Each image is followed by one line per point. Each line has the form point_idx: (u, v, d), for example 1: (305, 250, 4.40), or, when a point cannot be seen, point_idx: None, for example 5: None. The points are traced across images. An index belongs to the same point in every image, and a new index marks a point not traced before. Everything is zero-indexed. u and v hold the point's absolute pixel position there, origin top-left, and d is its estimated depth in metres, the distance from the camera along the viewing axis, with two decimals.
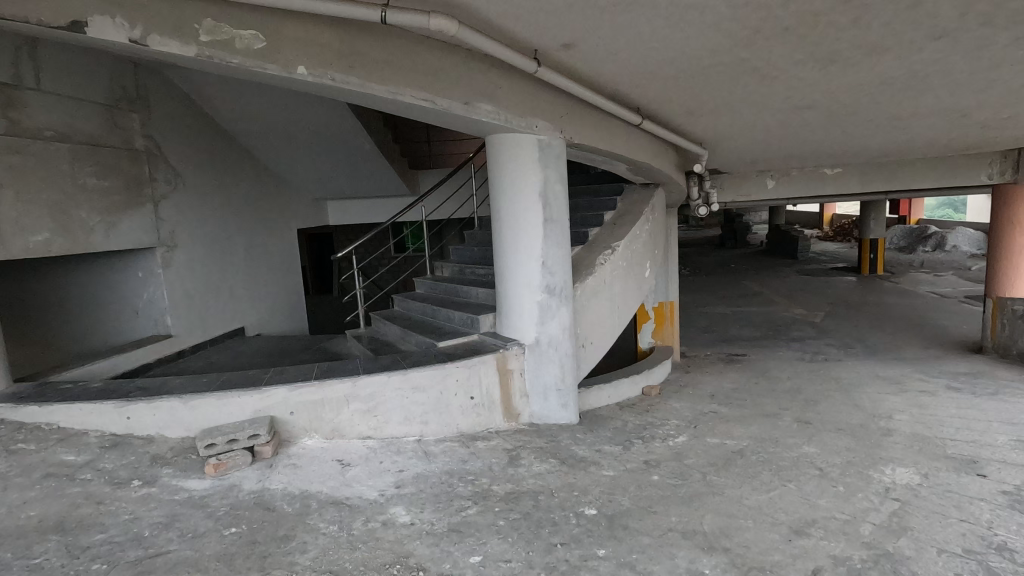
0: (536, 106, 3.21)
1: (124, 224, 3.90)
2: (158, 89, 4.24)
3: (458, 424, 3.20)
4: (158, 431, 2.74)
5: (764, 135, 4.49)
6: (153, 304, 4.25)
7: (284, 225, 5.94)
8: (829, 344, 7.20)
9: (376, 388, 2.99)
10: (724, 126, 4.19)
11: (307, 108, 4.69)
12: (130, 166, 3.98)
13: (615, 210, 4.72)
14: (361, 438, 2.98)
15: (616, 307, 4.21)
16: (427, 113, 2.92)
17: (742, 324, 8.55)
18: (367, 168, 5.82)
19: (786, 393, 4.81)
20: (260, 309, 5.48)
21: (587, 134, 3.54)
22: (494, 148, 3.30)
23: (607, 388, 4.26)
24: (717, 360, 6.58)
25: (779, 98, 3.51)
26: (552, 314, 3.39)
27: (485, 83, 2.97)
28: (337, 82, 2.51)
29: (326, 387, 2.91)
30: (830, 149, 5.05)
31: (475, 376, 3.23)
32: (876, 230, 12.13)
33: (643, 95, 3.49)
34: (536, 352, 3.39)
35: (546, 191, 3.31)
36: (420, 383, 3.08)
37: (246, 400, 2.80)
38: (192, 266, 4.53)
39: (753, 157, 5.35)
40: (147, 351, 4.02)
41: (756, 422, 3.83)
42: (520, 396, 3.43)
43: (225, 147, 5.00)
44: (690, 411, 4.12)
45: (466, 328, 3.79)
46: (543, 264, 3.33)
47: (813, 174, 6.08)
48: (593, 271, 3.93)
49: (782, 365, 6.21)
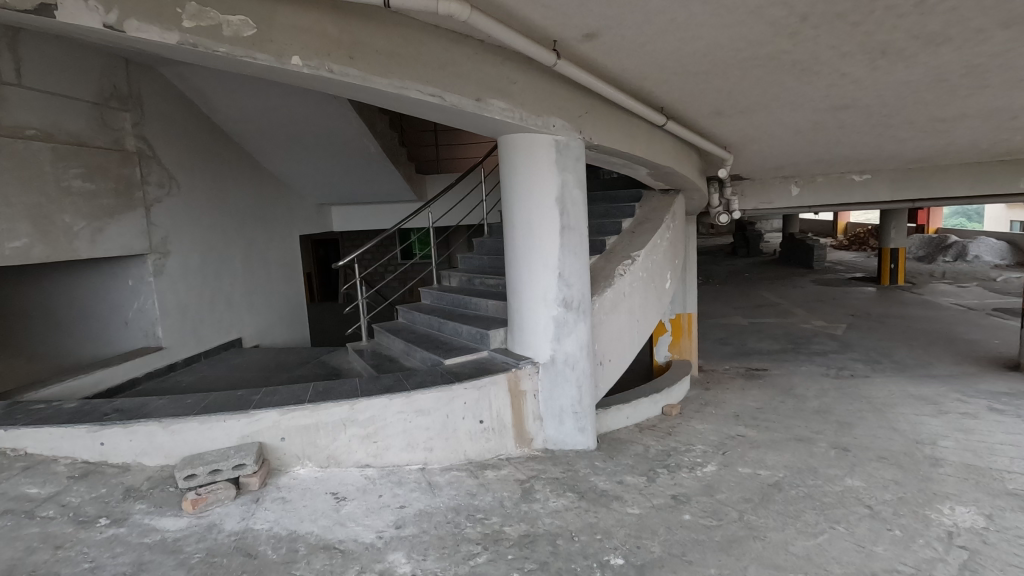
0: (553, 104, 2.94)
1: (112, 229, 3.66)
2: (153, 88, 4.02)
3: (466, 451, 2.92)
4: (135, 459, 2.49)
5: (794, 138, 4.20)
6: (143, 315, 4.01)
7: (285, 231, 5.71)
8: (854, 359, 6.85)
9: (377, 411, 2.72)
10: (753, 127, 3.91)
11: (310, 106, 4.45)
12: (120, 168, 3.74)
13: (633, 218, 4.44)
14: (358, 466, 2.71)
15: (636, 322, 3.92)
16: (434, 111, 2.66)
17: (760, 337, 8.22)
18: (372, 172, 5.57)
19: (816, 414, 4.49)
20: (258, 319, 5.23)
21: (607, 135, 3.27)
22: (506, 149, 3.04)
23: (625, 409, 3.96)
24: (737, 375, 6.27)
25: (818, 97, 3.23)
26: (568, 330, 3.10)
27: (499, 78, 2.71)
28: (335, 74, 2.25)
29: (321, 410, 2.65)
30: (862, 154, 4.76)
31: (484, 398, 2.96)
32: (896, 239, 11.76)
33: (669, 93, 3.22)
34: (550, 372, 3.12)
35: (563, 196, 3.04)
36: (425, 405, 2.80)
37: (232, 424, 2.55)
38: (186, 274, 4.29)
39: (779, 162, 5.06)
40: (134, 365, 3.77)
41: (789, 448, 3.51)
42: (533, 419, 3.15)
43: (223, 151, 4.77)
44: (716, 434, 3.82)
45: (475, 344, 3.52)
46: (560, 275, 3.06)
47: (839, 180, 5.78)
48: (612, 283, 3.65)
49: (807, 382, 5.89)
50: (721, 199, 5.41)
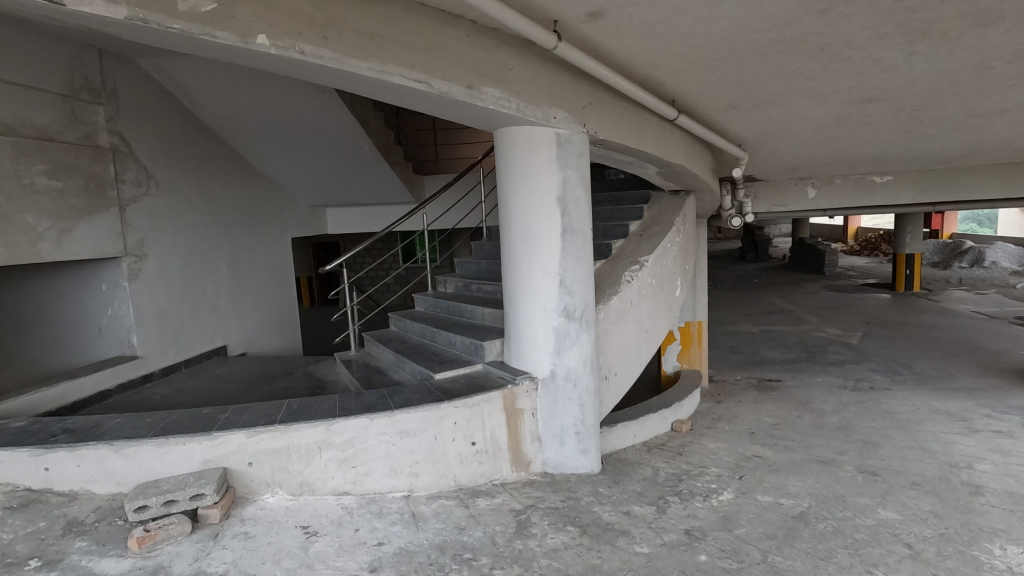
0: (555, 94, 2.67)
1: (81, 230, 3.41)
2: (130, 80, 3.78)
3: (456, 476, 2.65)
4: (82, 486, 2.24)
5: (815, 135, 3.90)
6: (117, 321, 3.76)
7: (275, 233, 5.47)
8: (872, 369, 6.52)
9: (356, 433, 2.45)
10: (771, 123, 3.62)
11: (298, 102, 4.20)
12: (91, 165, 3.50)
13: (641, 220, 4.16)
14: (335, 494, 2.44)
15: (644, 332, 3.64)
16: (422, 100, 2.38)
17: (772, 346, 7.89)
18: (366, 172, 5.32)
19: (838, 432, 4.18)
20: (246, 326, 4.98)
21: (614, 129, 2.99)
22: (502, 144, 2.77)
23: (632, 426, 3.68)
24: (749, 387, 5.95)
25: (846, 87, 2.94)
26: (570, 342, 2.82)
27: (493, 63, 2.43)
28: (307, 56, 1.97)
29: (293, 432, 2.37)
30: (886, 153, 4.46)
31: (477, 418, 2.68)
32: (912, 245, 11.39)
33: (682, 83, 2.93)
34: (550, 389, 2.83)
35: (565, 196, 2.76)
36: (410, 426, 2.53)
37: (192, 447, 2.28)
38: (164, 279, 4.04)
39: (796, 163, 4.77)
40: (106, 376, 3.52)
41: (812, 472, 3.21)
42: (531, 440, 2.86)
43: (208, 148, 4.53)
44: (730, 455, 3.52)
45: (469, 356, 3.25)
46: (561, 282, 2.78)
47: (859, 182, 5.47)
48: (618, 290, 3.37)
49: (823, 394, 5.58)
50: (733, 202, 5.12)
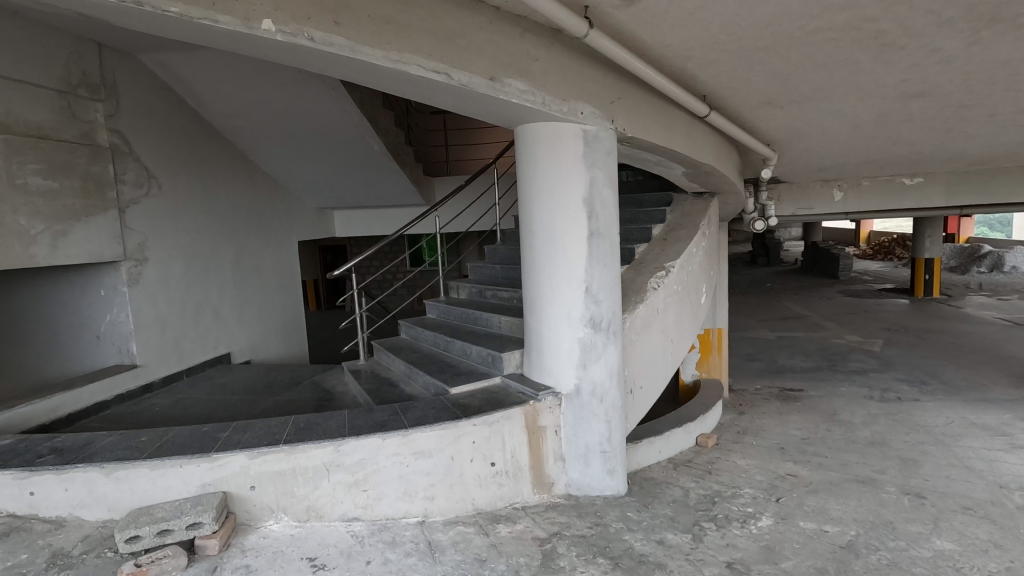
0: (581, 87, 2.47)
1: (78, 232, 3.24)
2: (131, 76, 3.62)
3: (474, 499, 2.45)
4: (71, 512, 2.06)
5: (849, 134, 3.70)
6: (116, 328, 3.58)
7: (282, 236, 5.30)
8: (898, 379, 6.28)
9: (367, 453, 2.26)
10: (805, 121, 3.41)
11: (305, 100, 4.03)
12: (89, 165, 3.33)
13: (664, 224, 3.96)
14: (345, 521, 2.25)
15: (669, 342, 3.44)
16: (440, 92, 2.20)
17: (791, 353, 7.66)
18: (376, 173, 5.14)
19: (873, 448, 3.96)
20: (250, 333, 4.81)
21: (643, 125, 2.79)
22: (524, 141, 2.58)
23: (657, 441, 3.48)
24: (771, 397, 5.73)
25: (893, 81, 2.73)
26: (596, 354, 2.62)
27: (517, 53, 2.24)
28: (317, 43, 1.78)
29: (299, 453, 2.18)
30: (922, 153, 4.24)
31: (496, 436, 2.48)
32: (931, 249, 11.12)
33: (716, 76, 2.73)
34: (575, 404, 2.63)
35: (591, 196, 2.57)
36: (425, 446, 2.33)
37: (190, 470, 2.09)
38: (166, 284, 3.87)
39: (825, 163, 4.56)
40: (103, 387, 3.35)
41: (853, 495, 3.00)
42: (554, 460, 2.66)
43: (213, 148, 4.37)
44: (763, 474, 3.30)
45: (485, 368, 3.06)
46: (586, 289, 2.58)
47: (887, 184, 5.25)
48: (644, 298, 3.16)
49: (850, 405, 5.35)
50: (756, 205, 4.96)
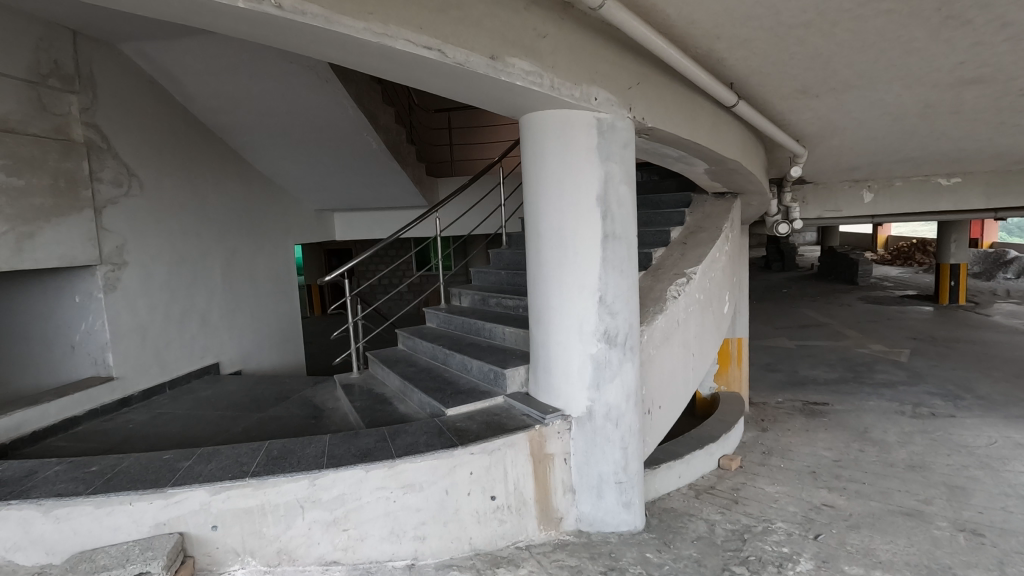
0: (596, 70, 2.17)
1: (47, 234, 2.98)
2: (109, 67, 3.37)
3: (471, 539, 2.15)
4: (4, 555, 1.79)
5: (889, 128, 3.37)
6: (91, 338, 3.33)
7: (277, 239, 5.05)
8: (930, 392, 5.89)
9: (348, 488, 1.96)
10: (842, 112, 3.09)
11: (298, 94, 3.77)
12: (61, 161, 3.08)
13: (684, 226, 3.65)
14: (322, 564, 1.96)
15: (690, 356, 3.12)
16: (434, 73, 1.90)
17: (813, 364, 7.27)
18: (375, 173, 4.88)
19: (914, 472, 3.61)
20: (242, 341, 4.55)
21: (665, 115, 2.48)
22: (529, 132, 2.28)
23: (677, 466, 3.15)
24: (795, 411, 5.37)
25: (949, 63, 2.41)
26: (611, 373, 2.32)
27: (521, 28, 1.93)
28: (285, 9, 1.49)
29: (268, 487, 1.89)
30: (965, 150, 3.90)
31: (497, 466, 2.18)
32: (957, 254, 10.66)
33: (748, 59, 2.42)
34: (586, 430, 2.33)
35: (606, 194, 2.26)
36: (415, 479, 2.04)
37: (142, 508, 1.81)
38: (147, 289, 3.61)
39: (857, 162, 4.23)
40: (73, 402, 3.09)
41: (900, 532, 2.66)
42: (563, 492, 2.36)
43: (202, 145, 4.12)
44: (796, 504, 2.96)
45: (487, 385, 2.76)
46: (600, 299, 2.28)
47: (921, 184, 4.90)
48: (663, 308, 2.85)
49: (881, 421, 4.98)
50: (780, 206, 4.69)
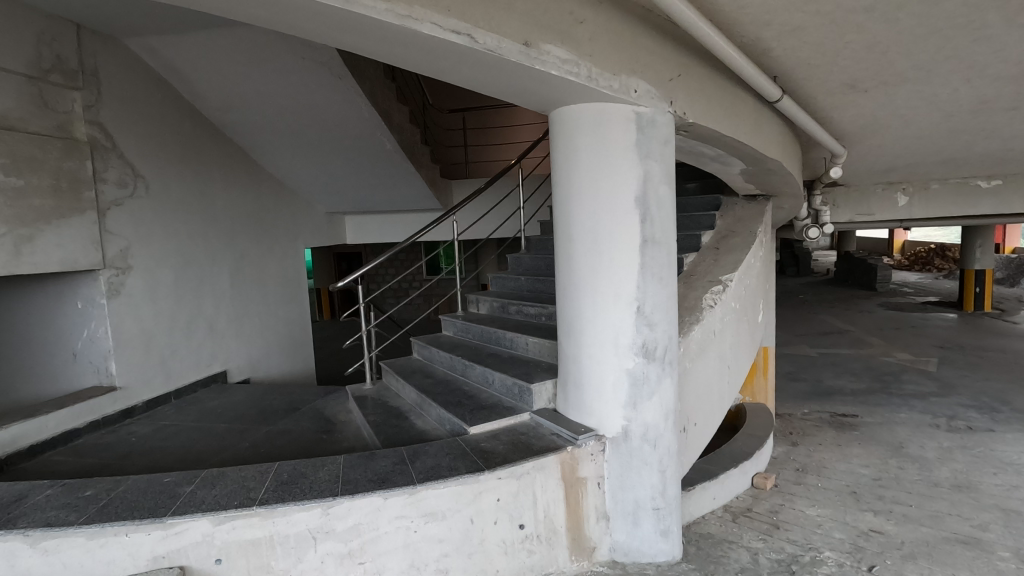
0: (636, 60, 1.98)
1: (47, 237, 2.83)
2: (115, 63, 3.24)
3: (498, 572, 1.96)
4: None
5: (936, 126, 3.16)
6: (93, 345, 3.18)
7: (287, 242, 4.90)
8: (964, 404, 5.64)
9: (365, 517, 1.78)
10: (890, 109, 2.89)
11: (310, 92, 3.62)
12: (62, 160, 2.94)
13: (714, 230, 3.45)
14: None
15: (726, 369, 2.93)
16: (462, 60, 1.73)
17: (837, 373, 7.02)
18: (389, 174, 4.72)
19: (962, 493, 3.38)
20: (250, 348, 4.40)
21: (706, 110, 2.29)
22: (561, 128, 2.11)
23: (712, 486, 2.95)
24: (824, 423, 5.14)
25: (1019, 52, 2.22)
26: (649, 391, 2.13)
27: (557, 12, 1.75)
28: None
29: (278, 517, 1.71)
30: (1013, 150, 3.67)
31: (527, 491, 2.00)
32: (982, 260, 10.35)
33: (798, 50, 2.22)
34: (622, 451, 2.14)
35: (646, 195, 2.08)
36: (439, 507, 1.86)
37: (139, 540, 1.64)
38: (152, 294, 3.47)
39: (895, 163, 4.02)
40: (73, 414, 2.93)
41: (960, 564, 2.45)
42: (596, 518, 2.17)
43: (211, 145, 3.98)
44: (841, 530, 2.76)
45: (511, 401, 2.58)
46: (639, 309, 2.09)
47: (959, 187, 4.67)
48: (700, 318, 2.66)
49: (917, 436, 4.74)
50: (809, 210, 4.49)
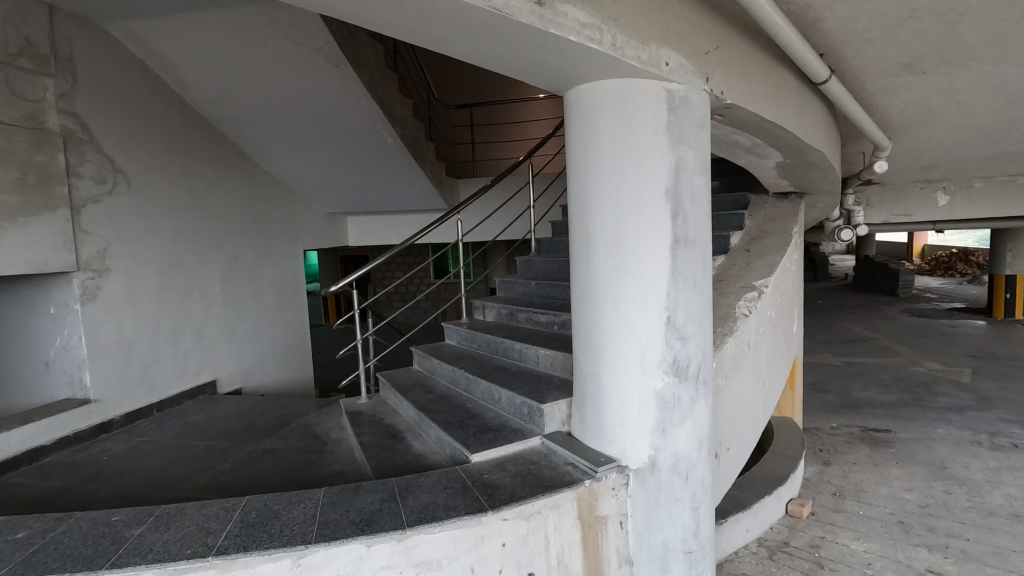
0: (667, 29, 1.68)
1: (10, 237, 2.58)
2: (91, 48, 2.98)
3: None
4: None
5: (996, 114, 2.83)
6: (67, 355, 2.93)
7: (283, 244, 4.64)
8: (1006, 420, 5.24)
9: (344, 568, 1.49)
10: (948, 93, 2.56)
11: (305, 81, 3.36)
12: (32, 152, 2.70)
13: (744, 231, 3.13)
14: None
15: (761, 385, 2.61)
16: (463, 21, 1.43)
17: (865, 384, 6.63)
18: (390, 172, 4.45)
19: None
20: (242, 356, 4.13)
21: (745, 92, 1.98)
22: (579, 109, 1.81)
23: (746, 518, 2.67)
24: (855, 439, 4.77)
25: None
26: (681, 415, 1.84)
27: None
28: None
29: (238, 569, 1.43)
30: None
31: (538, 534, 1.70)
32: (1013, 265, 9.87)
33: (854, 20, 1.91)
34: (650, 486, 1.83)
35: (678, 186, 1.78)
36: (434, 556, 1.56)
37: None
38: (132, 299, 3.21)
39: (940, 157, 3.67)
40: (40, 430, 2.68)
41: None
42: (619, 563, 1.84)
43: (200, 139, 3.73)
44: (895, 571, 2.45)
45: (520, 422, 2.28)
46: (669, 320, 1.80)
47: (1007, 184, 4.30)
48: (734, 329, 2.34)
49: (959, 455, 4.37)
50: (841, 211, 4.17)
